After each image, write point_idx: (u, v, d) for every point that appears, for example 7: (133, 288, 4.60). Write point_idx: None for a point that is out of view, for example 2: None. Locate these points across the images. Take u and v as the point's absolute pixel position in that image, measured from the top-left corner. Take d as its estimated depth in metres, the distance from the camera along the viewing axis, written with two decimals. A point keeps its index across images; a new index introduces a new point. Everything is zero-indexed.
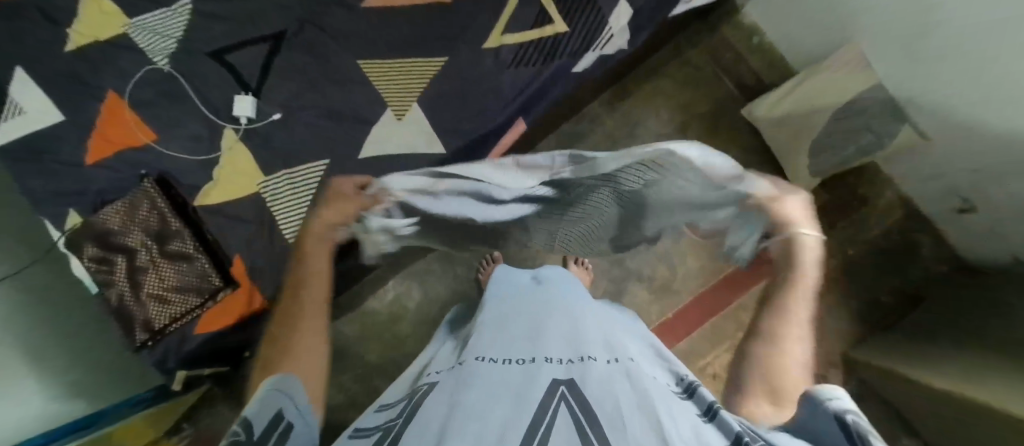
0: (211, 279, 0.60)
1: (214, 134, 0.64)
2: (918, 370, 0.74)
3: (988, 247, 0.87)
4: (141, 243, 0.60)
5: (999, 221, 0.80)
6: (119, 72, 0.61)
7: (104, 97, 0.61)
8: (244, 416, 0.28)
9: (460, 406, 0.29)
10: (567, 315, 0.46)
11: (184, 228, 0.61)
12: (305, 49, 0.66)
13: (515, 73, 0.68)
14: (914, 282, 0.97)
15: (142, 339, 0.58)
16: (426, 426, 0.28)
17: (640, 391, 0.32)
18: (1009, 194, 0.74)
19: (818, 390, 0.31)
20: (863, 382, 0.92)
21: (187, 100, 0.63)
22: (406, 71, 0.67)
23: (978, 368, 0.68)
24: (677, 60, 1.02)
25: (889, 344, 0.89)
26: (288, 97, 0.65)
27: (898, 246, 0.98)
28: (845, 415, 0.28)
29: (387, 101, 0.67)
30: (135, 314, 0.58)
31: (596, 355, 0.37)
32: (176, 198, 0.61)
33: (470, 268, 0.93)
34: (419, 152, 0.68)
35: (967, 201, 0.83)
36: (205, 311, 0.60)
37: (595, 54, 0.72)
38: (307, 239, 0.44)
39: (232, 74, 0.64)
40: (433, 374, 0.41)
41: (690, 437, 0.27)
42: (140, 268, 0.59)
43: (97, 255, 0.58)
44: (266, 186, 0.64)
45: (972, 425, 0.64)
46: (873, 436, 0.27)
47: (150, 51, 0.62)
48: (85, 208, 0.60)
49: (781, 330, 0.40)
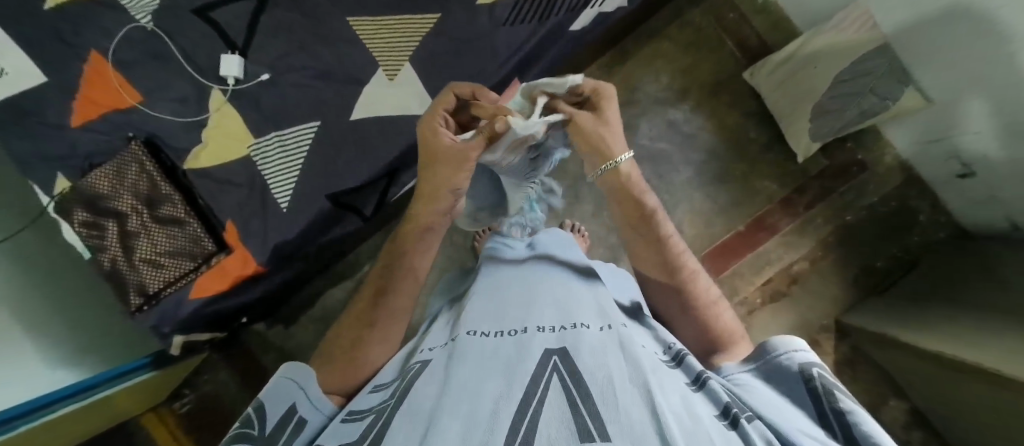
0: (203, 243, 0.59)
1: (202, 95, 0.61)
2: (917, 337, 0.71)
3: (985, 213, 0.82)
4: (131, 207, 0.58)
5: (997, 187, 0.74)
6: (101, 29, 0.59)
7: (87, 57, 0.58)
8: (261, 399, 0.36)
9: (451, 387, 0.29)
10: (562, 280, 0.44)
11: (174, 193, 0.59)
12: (293, 5, 0.63)
13: (510, 30, 0.66)
14: (910, 250, 0.93)
15: (137, 303, 0.58)
16: (418, 411, 0.28)
17: (632, 361, 0.30)
18: (1010, 160, 0.68)
19: (783, 342, 0.33)
20: (854, 348, 0.90)
21: (172, 61, 0.61)
22: (398, 29, 0.64)
23: (970, 333, 0.66)
24: (678, 22, 0.97)
25: (882, 310, 0.86)
26: (278, 57, 0.63)
27: (895, 213, 0.93)
28: (811, 369, 0.31)
29: (380, 61, 0.64)
30: (129, 278, 0.58)
31: (588, 322, 0.36)
32: (166, 163, 0.60)
33: (467, 236, 0.92)
34: (411, 114, 0.66)
35: (966, 165, 0.77)
36: (200, 275, 0.60)
37: (594, 11, 0.69)
38: (411, 228, 0.48)
39: (219, 33, 0.62)
40: (426, 350, 0.39)
41: (679, 407, 0.26)
42: (131, 233, 0.58)
43: (87, 221, 0.58)
44: (256, 149, 0.62)
45: (966, 387, 0.62)
46: (837, 388, 0.30)
47: (133, 8, 0.60)
48: (73, 173, 0.58)
49: (675, 261, 0.45)
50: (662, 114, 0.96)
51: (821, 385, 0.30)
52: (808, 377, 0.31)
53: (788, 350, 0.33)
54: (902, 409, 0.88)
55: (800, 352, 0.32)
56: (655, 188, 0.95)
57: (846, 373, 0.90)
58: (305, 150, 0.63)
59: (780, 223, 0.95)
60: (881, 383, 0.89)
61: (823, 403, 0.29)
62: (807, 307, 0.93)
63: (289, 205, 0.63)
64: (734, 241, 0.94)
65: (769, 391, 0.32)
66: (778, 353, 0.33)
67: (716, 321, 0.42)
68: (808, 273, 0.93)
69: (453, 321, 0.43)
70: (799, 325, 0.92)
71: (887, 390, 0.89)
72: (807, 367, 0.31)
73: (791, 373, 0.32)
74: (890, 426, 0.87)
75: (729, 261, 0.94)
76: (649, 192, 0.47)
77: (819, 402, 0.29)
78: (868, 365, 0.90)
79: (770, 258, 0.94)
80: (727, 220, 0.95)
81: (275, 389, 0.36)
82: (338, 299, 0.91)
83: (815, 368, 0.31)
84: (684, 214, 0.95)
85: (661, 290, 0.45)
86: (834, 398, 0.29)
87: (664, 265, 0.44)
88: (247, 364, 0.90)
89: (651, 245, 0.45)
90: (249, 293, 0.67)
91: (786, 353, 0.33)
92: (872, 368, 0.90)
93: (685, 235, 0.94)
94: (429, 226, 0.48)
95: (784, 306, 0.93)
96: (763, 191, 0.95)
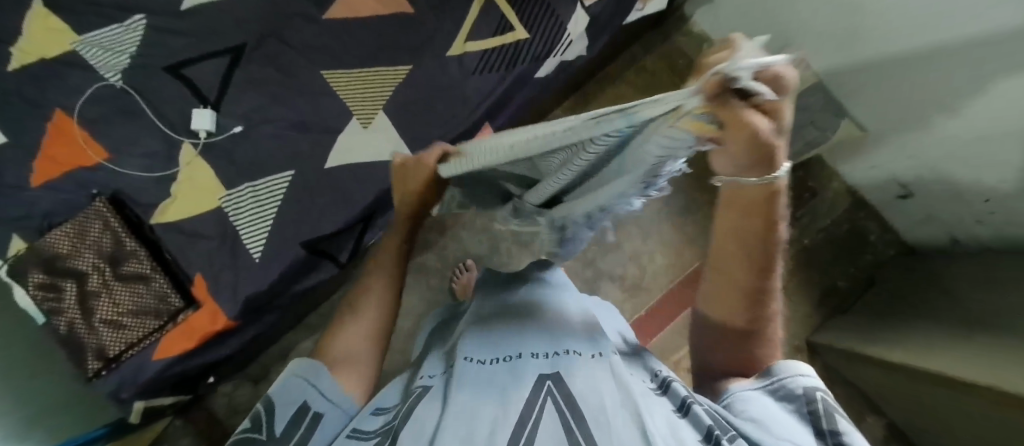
0: (169, 300, 0.58)
1: (172, 149, 0.61)
2: (887, 347, 0.75)
3: (927, 230, 0.89)
4: (93, 266, 0.57)
5: (934, 205, 0.81)
6: (70, 88, 0.59)
7: (51, 115, 0.58)
8: (270, 393, 0.36)
9: (452, 411, 0.29)
10: (554, 309, 0.44)
11: (139, 248, 0.58)
12: (267, 61, 0.64)
13: (479, 79, 0.69)
14: (866, 268, 0.99)
15: (95, 368, 0.55)
16: (418, 440, 0.28)
17: (624, 387, 0.30)
18: (942, 181, 0.74)
19: (788, 366, 0.32)
20: (828, 366, 0.93)
21: (141, 116, 0.61)
22: (371, 81, 0.66)
23: (937, 342, 0.69)
24: (634, 67, 1.04)
25: (848, 327, 0.89)
26: (250, 110, 0.63)
27: (849, 234, 0.99)
28: (816, 392, 0.30)
29: (354, 111, 0.66)
30: (86, 342, 0.55)
31: (580, 349, 0.36)
32: (132, 219, 0.59)
33: (444, 278, 0.92)
34: (387, 159, 0.67)
35: (904, 187, 0.84)
36: (164, 334, 0.57)
37: (556, 60, 0.74)
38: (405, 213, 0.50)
39: (190, 88, 0.62)
40: (426, 375, 0.38)
41: (666, 431, 0.27)
42: (91, 293, 0.56)
43: (44, 282, 0.55)
44: (228, 200, 0.61)
45: (932, 394, 0.66)
46: (837, 413, 0.30)
47: (103, 67, 0.60)
48: (29, 233, 0.57)
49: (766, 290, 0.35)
50: None
51: (824, 411, 0.30)
52: (809, 400, 0.30)
53: (792, 375, 0.32)
54: (878, 425, 0.92)
55: (803, 377, 0.31)
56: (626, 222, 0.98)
57: None
58: (279, 200, 0.63)
59: None
60: (856, 399, 0.92)
61: (823, 424, 0.29)
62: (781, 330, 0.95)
63: (261, 254, 0.62)
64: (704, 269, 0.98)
65: (775, 408, 0.30)
66: (782, 376, 0.32)
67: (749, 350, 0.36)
68: None
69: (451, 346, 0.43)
70: None
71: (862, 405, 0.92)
72: (810, 391, 0.30)
73: (794, 396, 0.31)
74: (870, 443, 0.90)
75: None
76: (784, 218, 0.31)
77: (819, 423, 0.29)
78: (842, 382, 0.93)
79: None
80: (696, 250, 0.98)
81: (285, 391, 0.36)
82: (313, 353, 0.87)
83: (818, 393, 0.30)
84: (656, 245, 0.98)
85: (717, 305, 0.36)
86: (834, 421, 0.29)
87: (749, 290, 0.34)
88: (213, 428, 0.84)
89: (753, 265, 0.33)
90: (218, 351, 0.64)
91: (789, 374, 0.32)
92: (846, 385, 0.93)
93: (658, 265, 0.97)
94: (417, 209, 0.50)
95: None
96: None
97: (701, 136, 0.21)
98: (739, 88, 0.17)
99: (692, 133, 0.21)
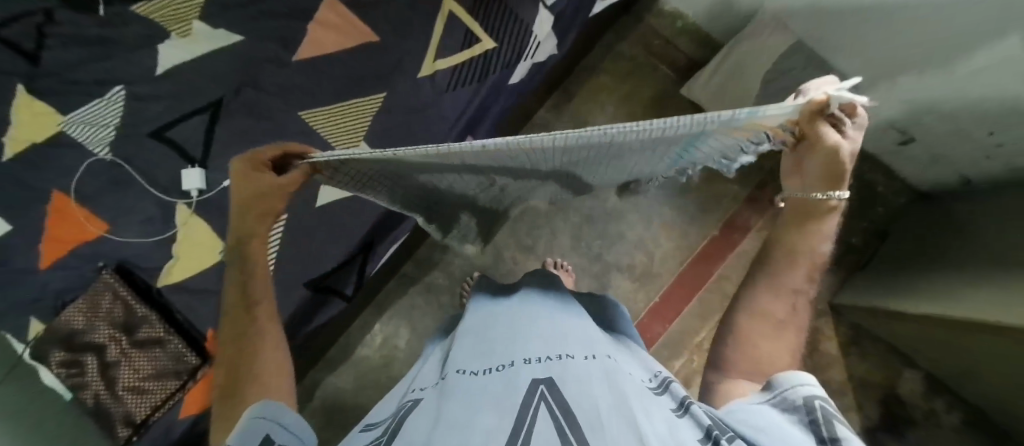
0: (186, 358, 0.60)
1: (167, 211, 0.62)
2: (911, 299, 0.72)
3: (936, 173, 0.86)
4: (109, 337, 0.59)
5: (939, 147, 0.78)
6: (61, 169, 0.60)
7: (49, 198, 0.59)
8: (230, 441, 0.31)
9: (442, 423, 0.29)
10: (544, 313, 0.45)
11: (150, 313, 0.60)
12: (245, 111, 0.65)
13: (454, 95, 0.70)
14: (878, 220, 0.96)
15: (126, 435, 0.57)
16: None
17: (617, 390, 0.31)
18: (941, 122, 0.72)
19: (791, 376, 0.33)
20: (854, 325, 0.91)
21: (133, 184, 0.62)
22: (348, 115, 0.67)
23: (965, 286, 0.67)
24: (610, 56, 1.03)
25: (870, 284, 0.87)
26: (236, 162, 0.64)
27: (856, 189, 0.97)
28: (814, 400, 0.30)
29: (336, 146, 0.67)
30: (113, 411, 0.57)
31: (574, 352, 0.37)
32: (138, 285, 0.61)
33: (454, 295, 0.92)
34: None
35: (904, 133, 0.81)
36: (186, 392, 0.60)
37: (527, 62, 0.75)
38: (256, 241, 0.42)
39: (175, 149, 0.63)
40: (417, 390, 0.39)
41: (665, 434, 0.27)
42: (112, 363, 0.59)
43: (64, 360, 0.57)
44: (227, 253, 0.63)
45: (972, 341, 0.63)
46: (838, 420, 0.29)
47: (90, 143, 0.61)
48: (45, 315, 0.59)
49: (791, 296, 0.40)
50: None
51: (824, 418, 0.29)
52: (810, 409, 0.30)
53: (794, 385, 0.32)
54: (916, 379, 0.89)
55: (805, 386, 0.31)
56: (627, 211, 0.97)
57: (854, 353, 0.91)
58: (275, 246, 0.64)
59: (750, 221, 0.98)
60: (888, 354, 0.91)
61: (822, 431, 0.28)
62: None
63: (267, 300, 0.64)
64: (712, 246, 0.97)
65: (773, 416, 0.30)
66: (784, 387, 0.32)
67: (753, 350, 0.40)
68: None
69: (443, 359, 0.43)
70: None
71: (895, 359, 0.90)
72: (811, 400, 0.30)
73: (796, 406, 0.30)
74: (908, 398, 0.89)
75: (711, 266, 0.96)
76: (830, 235, 0.38)
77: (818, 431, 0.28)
78: (871, 339, 0.91)
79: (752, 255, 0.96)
80: (702, 228, 0.97)
81: (253, 416, 0.33)
82: (337, 387, 0.88)
83: (819, 401, 0.30)
84: (660, 230, 0.97)
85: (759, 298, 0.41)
86: (834, 427, 0.28)
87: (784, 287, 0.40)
88: None
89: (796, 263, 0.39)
90: None
91: (789, 388, 0.32)
92: (875, 341, 0.91)
93: (665, 249, 0.96)
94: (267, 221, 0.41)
95: None
96: (727, 193, 0.98)
97: (778, 133, 0.29)
98: (833, 115, 0.26)
99: (771, 134, 0.29)
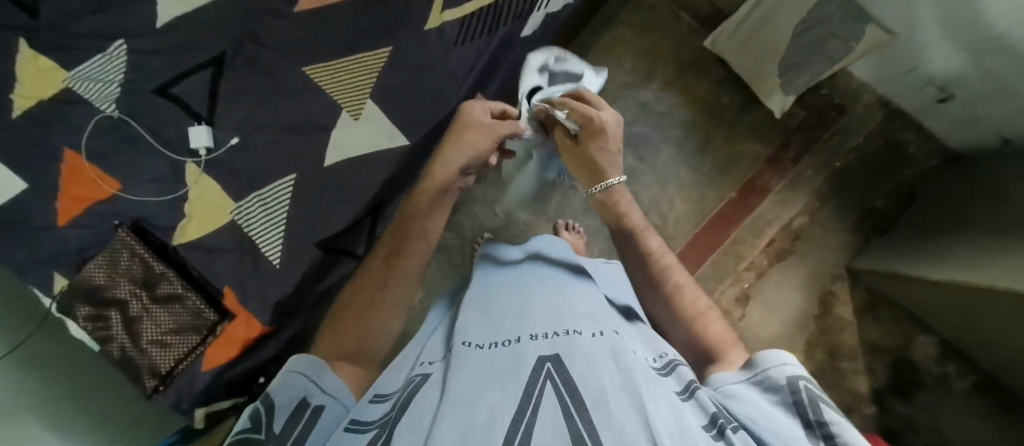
0: (205, 315, 0.62)
1: (178, 170, 0.62)
2: (933, 268, 0.70)
3: (973, 133, 0.81)
4: (130, 293, 0.60)
5: (981, 105, 0.73)
6: (68, 126, 0.59)
7: (62, 156, 0.58)
8: (269, 392, 0.36)
9: (449, 398, 0.29)
10: (553, 285, 0.45)
11: (168, 270, 0.61)
12: (249, 66, 0.63)
13: (462, 50, 0.69)
14: (905, 183, 0.92)
15: (153, 385, 0.60)
16: (416, 423, 0.28)
17: (624, 369, 0.30)
18: (989, 77, 0.67)
19: (772, 355, 0.34)
20: (870, 289, 0.91)
21: (142, 142, 0.62)
22: (353, 71, 0.65)
23: (994, 253, 0.64)
24: (630, 5, 0.96)
25: (890, 250, 0.85)
26: (242, 120, 0.63)
27: (884, 150, 0.92)
28: (799, 381, 0.32)
29: (341, 103, 0.66)
30: (140, 363, 0.60)
31: (581, 328, 0.36)
32: (154, 243, 0.62)
33: (465, 255, 0.92)
34: (385, 146, 0.69)
35: (944, 90, 0.76)
36: (208, 346, 0.62)
37: (540, 13, 0.72)
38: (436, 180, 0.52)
39: (181, 107, 0.62)
40: (426, 364, 0.39)
41: (672, 417, 0.27)
42: (135, 318, 0.60)
43: (89, 314, 0.59)
44: (238, 212, 0.63)
45: (996, 311, 0.61)
46: (823, 401, 0.31)
47: (97, 100, 0.59)
48: (68, 270, 0.60)
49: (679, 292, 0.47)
50: (633, 98, 0.96)
51: (809, 400, 0.31)
52: (795, 390, 0.31)
53: (776, 364, 0.33)
54: (929, 345, 0.88)
55: (787, 365, 0.33)
56: (641, 171, 0.94)
57: (868, 317, 0.90)
58: (286, 204, 0.65)
59: (771, 182, 0.94)
60: (901, 318, 0.90)
61: (809, 414, 0.30)
62: (815, 260, 0.92)
63: (280, 259, 0.65)
64: (729, 208, 0.94)
65: (762, 403, 0.31)
66: (767, 366, 0.33)
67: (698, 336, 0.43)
68: (810, 227, 0.93)
69: (451, 332, 0.44)
70: (809, 279, 0.92)
71: (908, 324, 0.89)
72: (795, 383, 0.32)
73: (781, 386, 0.32)
74: (920, 363, 0.88)
75: (727, 229, 0.94)
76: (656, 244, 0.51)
77: (807, 413, 0.30)
78: (885, 304, 0.90)
79: (767, 219, 0.94)
80: (719, 190, 0.94)
81: (291, 372, 0.37)
82: None
83: (801, 384, 0.32)
84: (675, 192, 0.94)
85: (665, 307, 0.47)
86: (820, 409, 0.30)
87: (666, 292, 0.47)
88: None
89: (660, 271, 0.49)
90: (262, 354, 0.69)
91: (773, 364, 0.33)
92: (889, 306, 0.90)
93: (679, 212, 0.94)
94: (445, 185, 0.52)
95: (790, 264, 0.92)
96: (748, 154, 0.95)
97: None
98: None
99: None
